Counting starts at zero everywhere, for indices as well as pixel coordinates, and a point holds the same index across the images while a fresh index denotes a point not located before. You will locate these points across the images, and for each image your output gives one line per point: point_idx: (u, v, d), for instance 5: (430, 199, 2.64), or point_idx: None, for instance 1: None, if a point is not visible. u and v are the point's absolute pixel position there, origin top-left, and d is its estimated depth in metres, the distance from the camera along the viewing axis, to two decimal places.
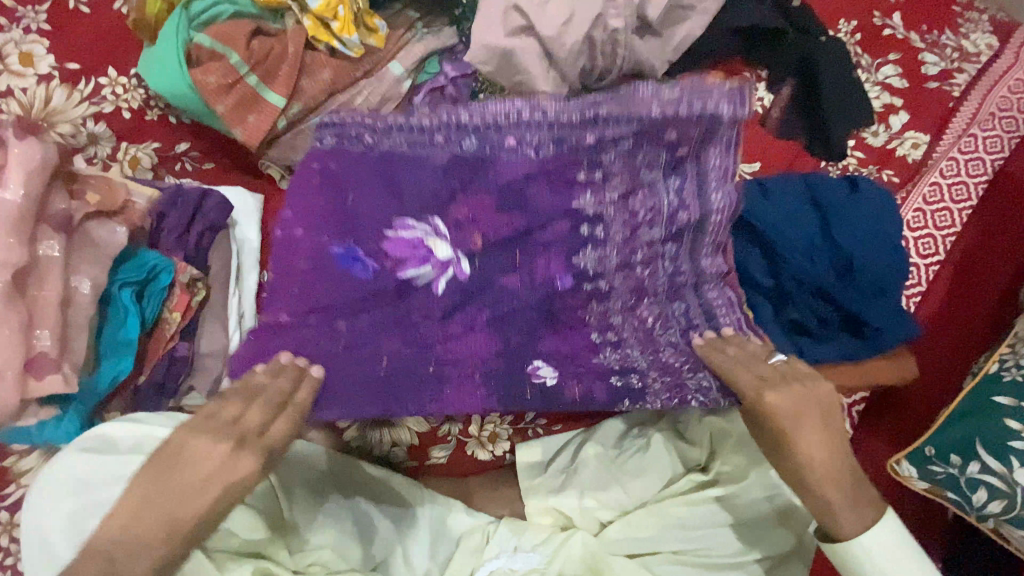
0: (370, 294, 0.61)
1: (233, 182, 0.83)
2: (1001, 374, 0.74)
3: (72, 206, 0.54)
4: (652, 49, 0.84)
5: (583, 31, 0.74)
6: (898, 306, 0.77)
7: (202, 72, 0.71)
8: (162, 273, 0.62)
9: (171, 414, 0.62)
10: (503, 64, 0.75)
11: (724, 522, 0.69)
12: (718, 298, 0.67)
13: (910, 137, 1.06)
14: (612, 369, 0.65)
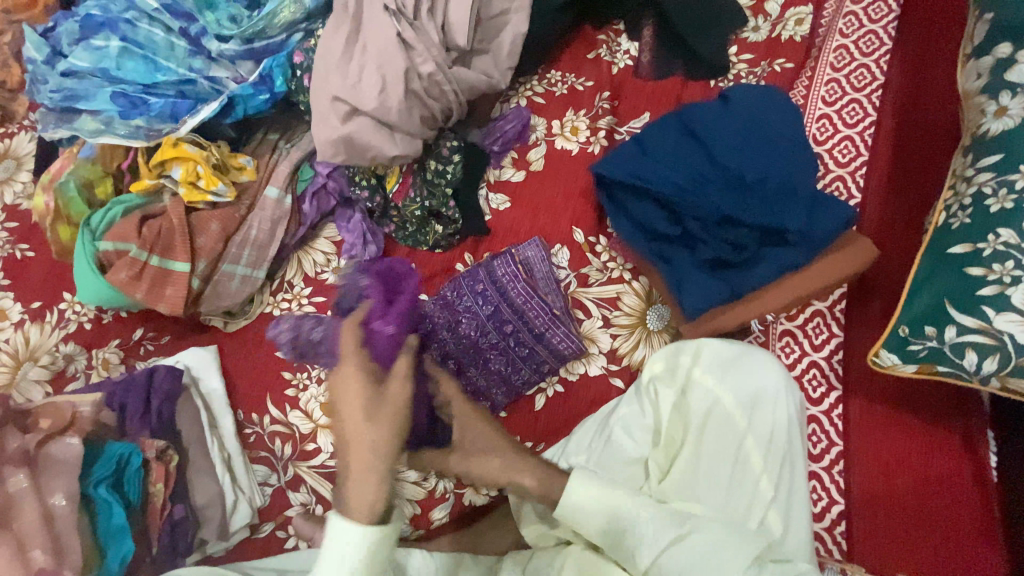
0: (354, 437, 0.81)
1: (189, 343, 0.92)
2: (949, 224, 0.67)
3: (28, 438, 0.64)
4: (484, 65, 0.86)
5: (399, 90, 0.77)
6: (813, 200, 0.75)
7: (113, 272, 0.80)
8: (132, 458, 0.70)
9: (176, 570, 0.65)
10: (349, 148, 0.80)
11: (710, 494, 0.66)
12: (536, 324, 0.84)
13: (792, 15, 1.00)
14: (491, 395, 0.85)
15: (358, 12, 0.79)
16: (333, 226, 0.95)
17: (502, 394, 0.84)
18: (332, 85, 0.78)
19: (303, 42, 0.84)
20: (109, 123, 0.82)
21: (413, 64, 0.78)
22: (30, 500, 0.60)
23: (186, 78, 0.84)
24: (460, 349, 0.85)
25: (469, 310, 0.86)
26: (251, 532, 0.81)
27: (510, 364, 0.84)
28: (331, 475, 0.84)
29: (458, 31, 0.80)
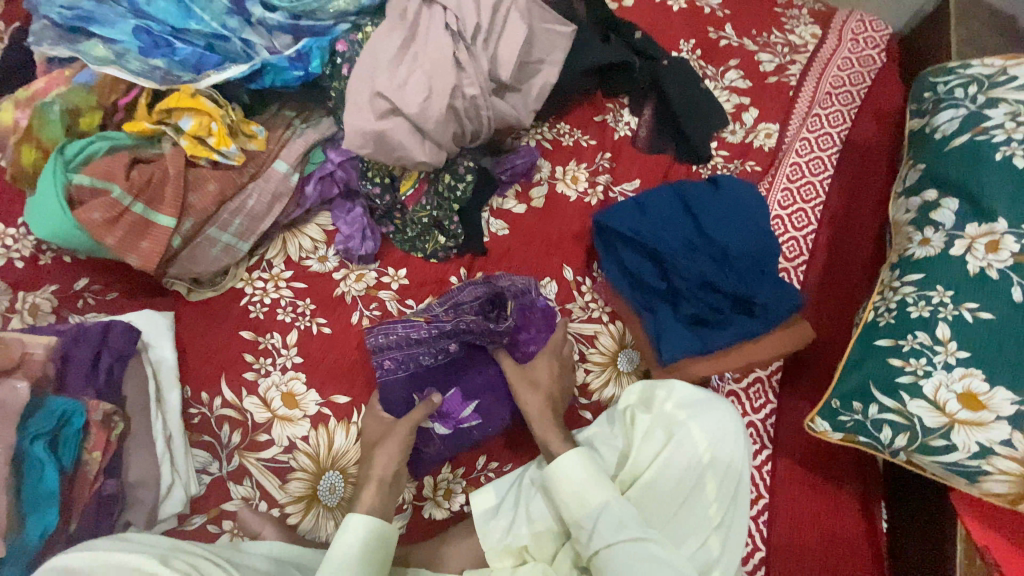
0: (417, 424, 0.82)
1: (140, 304, 0.84)
2: (877, 320, 0.82)
3: None
4: (514, 102, 0.93)
5: (442, 103, 0.81)
6: (778, 281, 0.87)
7: (86, 211, 0.73)
8: (73, 418, 0.63)
9: (116, 538, 0.61)
10: (379, 144, 0.81)
11: (663, 515, 0.72)
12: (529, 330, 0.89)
13: (762, 129, 1.19)
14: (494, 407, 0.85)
15: (415, 23, 0.84)
16: (328, 215, 0.94)
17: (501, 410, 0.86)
18: (377, 82, 0.80)
19: (349, 34, 0.86)
20: (121, 55, 0.78)
21: (460, 84, 0.83)
22: None
23: (219, 34, 0.81)
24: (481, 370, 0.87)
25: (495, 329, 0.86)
26: (179, 523, 0.74)
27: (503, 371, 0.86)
28: (281, 471, 0.79)
29: (504, 66, 0.86)
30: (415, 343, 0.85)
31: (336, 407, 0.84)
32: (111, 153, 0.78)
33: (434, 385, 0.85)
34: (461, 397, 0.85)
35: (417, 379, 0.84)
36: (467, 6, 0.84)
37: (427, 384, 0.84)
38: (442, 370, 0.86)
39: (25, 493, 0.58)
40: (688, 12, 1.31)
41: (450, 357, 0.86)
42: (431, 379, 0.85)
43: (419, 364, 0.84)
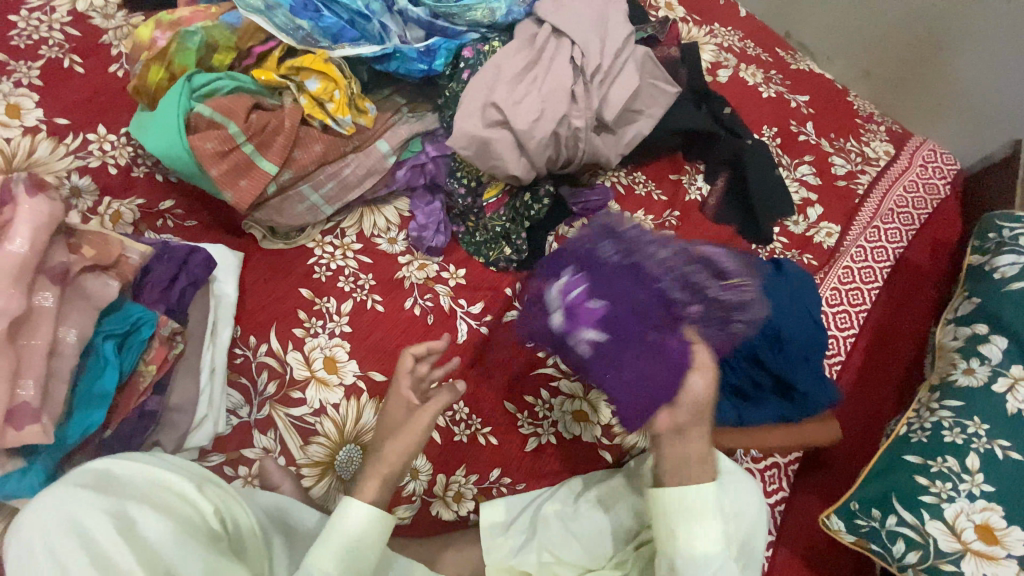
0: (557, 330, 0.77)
1: (214, 238, 0.87)
2: (909, 436, 0.83)
3: (71, 260, 0.59)
4: (607, 143, 0.96)
5: (549, 127, 0.85)
6: (820, 372, 0.89)
7: (200, 139, 0.76)
8: (143, 327, 0.63)
9: (156, 455, 0.60)
10: (481, 150, 0.85)
11: None
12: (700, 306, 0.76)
13: (824, 227, 1.23)
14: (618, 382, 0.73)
15: (542, 50, 0.89)
16: (407, 201, 0.97)
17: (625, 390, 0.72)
18: (494, 93, 0.85)
19: (478, 43, 0.91)
20: (271, 8, 0.83)
21: (569, 115, 0.87)
22: (45, 324, 0.55)
23: (362, 13, 0.87)
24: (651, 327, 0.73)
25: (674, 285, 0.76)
26: (199, 457, 0.75)
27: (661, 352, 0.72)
28: (305, 432, 0.80)
29: (612, 108, 0.91)
30: (590, 259, 0.77)
31: (371, 383, 0.84)
32: (234, 93, 0.82)
33: (590, 309, 0.74)
34: (600, 311, 0.73)
35: (577, 284, 0.75)
36: (593, 47, 0.89)
37: (578, 294, 0.75)
38: (623, 277, 0.74)
39: (81, 388, 0.59)
40: (775, 101, 1.37)
41: (611, 310, 0.74)
42: (594, 293, 0.74)
43: (592, 290, 0.75)
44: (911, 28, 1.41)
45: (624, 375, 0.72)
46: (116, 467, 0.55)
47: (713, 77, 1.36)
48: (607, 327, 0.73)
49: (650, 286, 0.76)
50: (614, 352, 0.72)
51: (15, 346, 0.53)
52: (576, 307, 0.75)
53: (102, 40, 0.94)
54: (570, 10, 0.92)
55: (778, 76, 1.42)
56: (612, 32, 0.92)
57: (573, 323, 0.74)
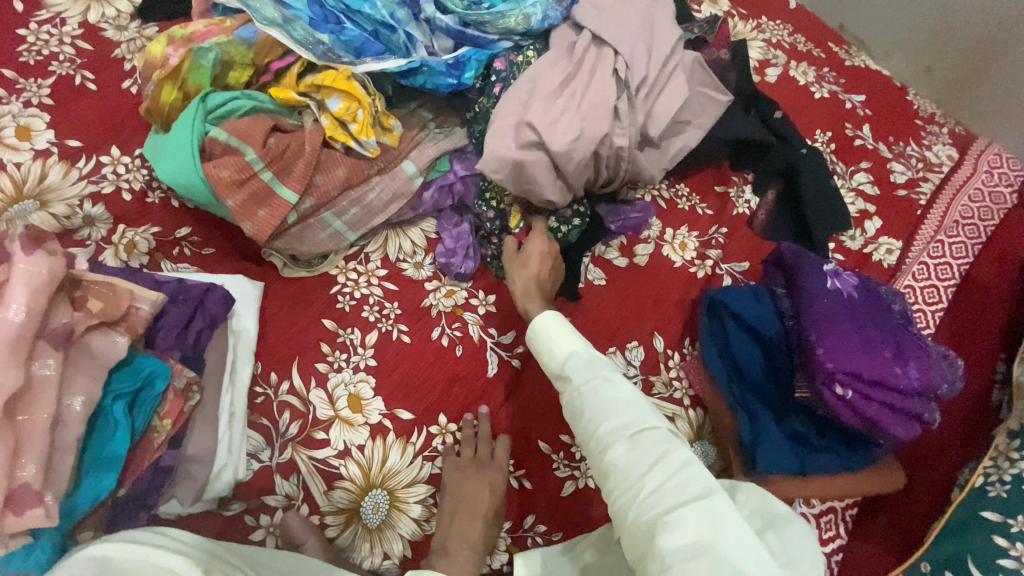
0: (779, 316, 0.85)
1: (232, 268, 0.82)
2: (986, 489, 0.77)
3: (75, 318, 0.55)
4: (650, 158, 0.88)
5: (589, 148, 0.78)
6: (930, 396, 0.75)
7: (215, 166, 0.71)
8: (156, 381, 0.59)
9: (162, 531, 0.55)
10: (514, 173, 0.78)
11: None
12: (930, 350, 0.78)
13: (883, 242, 1.13)
14: (845, 377, 0.72)
15: (583, 61, 0.82)
16: (434, 222, 0.91)
17: (835, 374, 0.72)
18: (529, 111, 0.77)
19: (510, 52, 0.84)
20: (289, 21, 0.78)
21: (611, 134, 0.80)
22: (49, 393, 0.50)
23: (386, 22, 0.81)
24: (887, 337, 0.77)
25: (907, 329, 0.80)
26: (219, 506, 0.71)
27: (883, 377, 0.72)
28: (330, 477, 0.75)
29: (657, 123, 0.83)
30: (862, 288, 0.83)
31: (398, 422, 0.79)
32: (251, 114, 0.77)
33: (836, 298, 0.79)
34: (839, 284, 0.82)
35: (835, 279, 0.82)
36: (639, 56, 0.82)
37: (827, 281, 0.82)
38: (872, 306, 0.81)
39: (90, 454, 0.55)
40: (828, 102, 1.26)
41: (839, 299, 0.80)
42: (851, 299, 0.81)
43: (846, 296, 0.80)
44: (980, 22, 1.29)
45: (839, 343, 0.74)
46: (114, 553, 0.50)
47: (761, 77, 1.26)
48: (850, 330, 0.75)
49: (897, 327, 0.80)
50: (837, 324, 0.76)
51: (14, 424, 0.48)
52: (814, 291, 0.80)
53: (114, 54, 0.89)
54: (610, 16, 0.84)
55: (832, 73, 1.31)
56: (656, 40, 0.84)
57: (809, 300, 0.79)
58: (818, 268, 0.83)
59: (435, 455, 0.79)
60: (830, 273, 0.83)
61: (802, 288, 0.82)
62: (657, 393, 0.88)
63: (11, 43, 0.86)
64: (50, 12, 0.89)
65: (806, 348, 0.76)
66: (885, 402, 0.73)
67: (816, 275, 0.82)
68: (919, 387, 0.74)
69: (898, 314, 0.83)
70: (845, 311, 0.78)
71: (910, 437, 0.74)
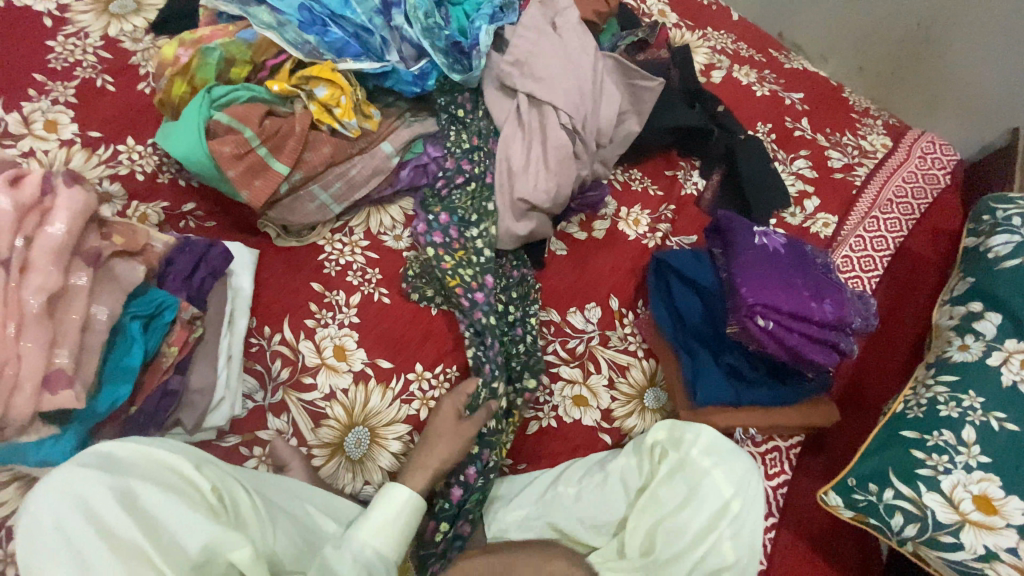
0: (715, 271, 0.96)
1: (231, 237, 0.93)
2: (905, 412, 0.84)
3: (102, 244, 0.66)
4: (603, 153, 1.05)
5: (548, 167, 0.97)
6: (847, 329, 0.86)
7: (218, 143, 0.83)
8: (166, 311, 0.69)
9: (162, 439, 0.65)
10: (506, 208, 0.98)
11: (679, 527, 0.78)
12: (846, 293, 0.88)
13: (821, 218, 1.25)
14: (766, 311, 0.83)
15: (532, 128, 1.00)
16: (411, 201, 1.03)
17: (757, 310, 0.83)
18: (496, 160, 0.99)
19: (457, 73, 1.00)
20: (282, 24, 0.92)
21: (580, 172, 1.01)
22: (80, 300, 0.61)
23: (365, 27, 0.96)
24: (805, 280, 0.87)
25: (828, 277, 0.91)
26: (217, 438, 0.80)
27: (799, 313, 0.83)
28: (316, 416, 0.84)
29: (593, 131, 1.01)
30: (788, 244, 0.94)
31: (378, 370, 0.89)
32: (250, 102, 0.89)
33: (761, 251, 0.91)
34: (765, 241, 0.93)
35: (762, 237, 0.94)
36: (557, 84, 0.99)
37: (756, 237, 0.93)
38: (796, 258, 0.92)
39: (110, 365, 0.65)
40: (769, 99, 1.40)
41: (765, 251, 0.91)
42: (776, 252, 0.92)
43: (772, 250, 0.92)
44: (904, 27, 1.44)
45: (761, 284, 0.85)
46: (119, 449, 0.60)
47: (707, 78, 1.41)
48: (772, 274, 0.86)
49: (817, 274, 0.90)
50: (760, 271, 0.86)
51: (53, 320, 0.59)
52: (742, 245, 0.91)
53: (131, 61, 1.02)
54: (534, 69, 1.00)
55: (773, 75, 1.46)
56: (579, 67, 1.01)
57: (737, 253, 0.91)
58: (747, 228, 0.95)
59: (411, 398, 0.89)
60: (759, 231, 0.94)
61: (733, 245, 0.94)
62: (613, 345, 0.98)
63: (42, 51, 0.99)
64: (75, 27, 1.03)
65: (734, 290, 0.87)
66: (804, 333, 0.83)
67: (746, 234, 0.94)
68: (834, 321, 0.84)
69: (821, 266, 0.94)
70: (768, 260, 0.89)
71: (829, 364, 0.84)
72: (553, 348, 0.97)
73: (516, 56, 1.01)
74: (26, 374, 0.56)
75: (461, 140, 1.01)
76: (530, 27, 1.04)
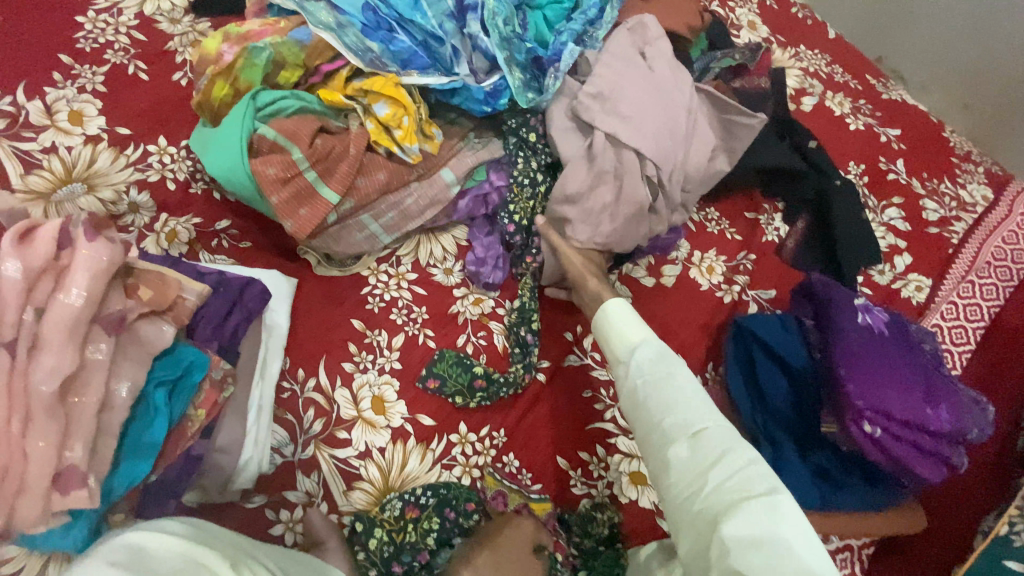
0: (804, 347, 0.85)
1: (267, 263, 0.83)
2: (1012, 538, 0.74)
3: (127, 306, 0.56)
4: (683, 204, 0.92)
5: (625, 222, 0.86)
6: (961, 440, 0.74)
7: (262, 163, 0.73)
8: (194, 371, 0.61)
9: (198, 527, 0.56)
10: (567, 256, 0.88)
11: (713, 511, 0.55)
12: (960, 393, 0.77)
13: (913, 279, 1.12)
14: (874, 414, 0.72)
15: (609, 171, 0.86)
16: (465, 230, 0.92)
17: (865, 410, 0.72)
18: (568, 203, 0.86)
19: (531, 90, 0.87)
20: (342, 26, 0.80)
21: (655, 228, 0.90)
22: (97, 380, 0.52)
23: (435, 34, 0.83)
24: (918, 377, 0.76)
25: (938, 370, 0.79)
26: (241, 499, 0.71)
27: (911, 419, 0.72)
28: (349, 476, 0.76)
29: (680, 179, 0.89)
30: (892, 323, 0.82)
31: (419, 428, 0.80)
32: (299, 114, 0.79)
33: (865, 332, 0.79)
34: (866, 318, 0.81)
35: (863, 313, 0.82)
36: (643, 122, 0.86)
37: (860, 315, 0.81)
38: (902, 343, 0.80)
39: (129, 439, 0.56)
40: (863, 134, 1.26)
41: (871, 333, 0.79)
42: (882, 334, 0.80)
43: (876, 332, 0.80)
44: None
45: (869, 379, 0.73)
46: (150, 543, 0.51)
47: (796, 105, 1.26)
48: (882, 367, 0.75)
49: (927, 366, 0.79)
50: (871, 364, 0.74)
51: (65, 406, 0.50)
52: (846, 325, 0.79)
53: (167, 47, 0.92)
54: (619, 104, 0.86)
55: (868, 106, 1.30)
56: (671, 104, 0.88)
57: (839, 333, 0.79)
58: (848, 302, 0.83)
59: (453, 463, 0.80)
60: (860, 304, 0.82)
61: (830, 319, 0.82)
62: None
63: (70, 28, 0.88)
64: (109, 2, 0.92)
65: (835, 381, 0.75)
66: (913, 443, 0.72)
67: (843, 306, 0.82)
68: (950, 431, 0.73)
69: (926, 354, 0.82)
70: (875, 347, 0.77)
71: (936, 479, 0.73)
72: (612, 415, 0.86)
73: (599, 86, 0.87)
74: (34, 475, 0.48)
75: (530, 168, 0.88)
76: (619, 53, 0.90)
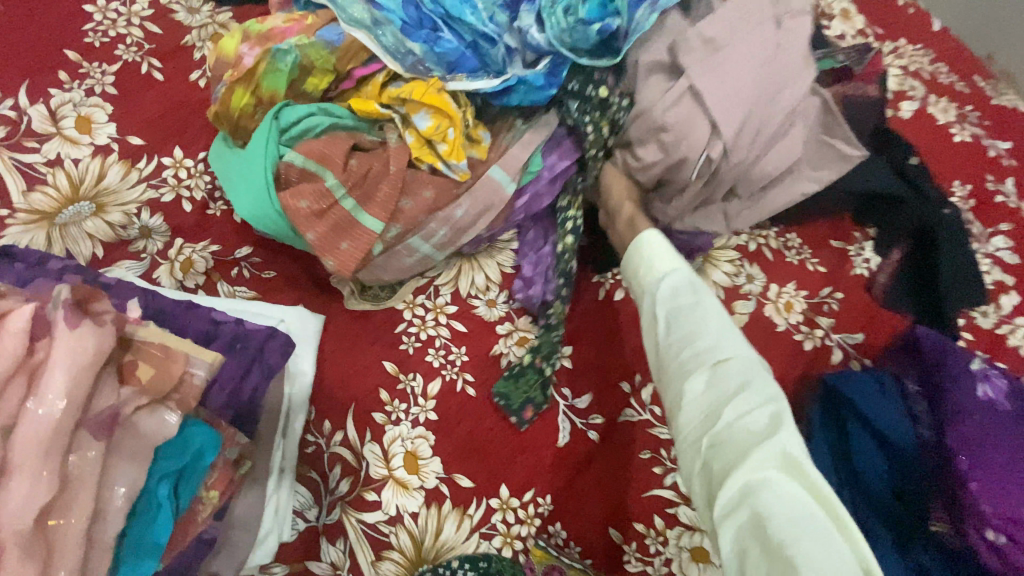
0: (908, 419, 0.72)
1: (292, 294, 0.75)
2: None
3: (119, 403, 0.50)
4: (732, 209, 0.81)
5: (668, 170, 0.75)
6: None
7: (292, 196, 0.65)
8: (204, 453, 0.56)
9: None
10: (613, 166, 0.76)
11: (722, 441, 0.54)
12: None
13: None
14: (1003, 522, 0.60)
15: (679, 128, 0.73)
16: (511, 255, 0.81)
17: (989, 516, 0.60)
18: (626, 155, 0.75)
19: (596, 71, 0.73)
20: (379, 23, 0.69)
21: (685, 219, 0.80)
22: (86, 492, 0.47)
23: (485, 30, 0.71)
24: None
25: None
26: (259, 569, 0.65)
27: None
28: (379, 545, 0.68)
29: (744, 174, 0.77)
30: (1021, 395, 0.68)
31: (455, 489, 0.71)
32: (330, 131, 0.69)
33: (986, 411, 0.66)
34: (986, 390, 0.68)
35: (980, 384, 0.68)
36: (736, 101, 0.72)
37: (979, 388, 0.68)
38: None
39: (131, 538, 0.51)
40: (970, 147, 1.07)
41: (993, 413, 0.66)
42: (1008, 412, 0.66)
43: (1001, 410, 0.66)
44: None
45: (994, 477, 0.61)
46: None
47: (892, 112, 1.09)
48: (1010, 461, 0.62)
49: None
50: (997, 458, 0.62)
51: (44, 532, 0.45)
52: (961, 403, 0.67)
53: (184, 42, 0.82)
54: (717, 67, 0.72)
55: (976, 113, 1.11)
56: (774, 100, 0.74)
57: (953, 413, 0.67)
58: (963, 371, 0.70)
59: (491, 532, 0.70)
60: (978, 372, 0.69)
61: (942, 391, 0.69)
62: None
63: (78, 17, 0.78)
64: None
65: (952, 476, 0.64)
66: None
67: (956, 376, 0.69)
68: None
69: None
70: (1001, 433, 0.64)
71: None
72: (673, 480, 0.72)
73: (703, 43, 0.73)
74: None
75: (602, 136, 0.75)
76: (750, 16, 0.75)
